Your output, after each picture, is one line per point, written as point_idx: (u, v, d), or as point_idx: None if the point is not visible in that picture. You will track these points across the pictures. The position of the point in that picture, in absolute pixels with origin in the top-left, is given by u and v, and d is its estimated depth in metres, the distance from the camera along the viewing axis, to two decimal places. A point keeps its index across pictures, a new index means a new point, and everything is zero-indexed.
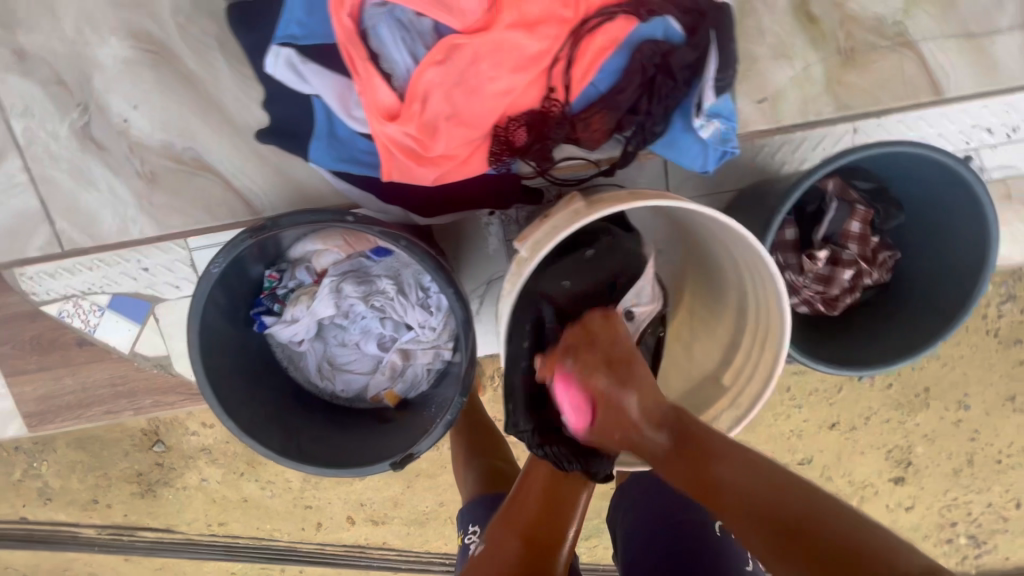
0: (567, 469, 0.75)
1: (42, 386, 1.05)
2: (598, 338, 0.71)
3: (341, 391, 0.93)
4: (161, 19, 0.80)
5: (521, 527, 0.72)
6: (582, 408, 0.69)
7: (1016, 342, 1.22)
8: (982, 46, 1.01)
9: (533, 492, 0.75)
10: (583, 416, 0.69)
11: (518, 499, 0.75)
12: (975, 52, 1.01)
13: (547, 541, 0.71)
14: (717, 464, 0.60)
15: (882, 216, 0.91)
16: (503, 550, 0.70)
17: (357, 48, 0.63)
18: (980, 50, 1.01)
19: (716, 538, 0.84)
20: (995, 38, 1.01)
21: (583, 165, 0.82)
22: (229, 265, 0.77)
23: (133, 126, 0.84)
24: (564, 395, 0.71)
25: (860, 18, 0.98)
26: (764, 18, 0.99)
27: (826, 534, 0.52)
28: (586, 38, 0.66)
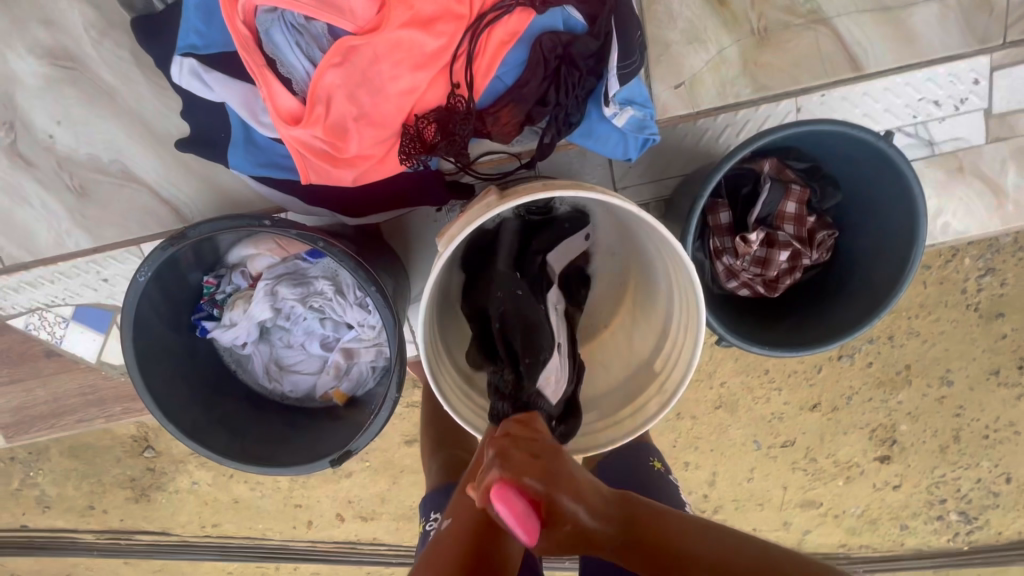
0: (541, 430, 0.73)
1: (16, 398, 1.08)
2: (512, 451, 0.54)
3: (290, 391, 0.95)
4: (73, 35, 0.82)
5: (483, 496, 0.61)
6: (529, 517, 0.49)
7: (998, 315, 1.21)
8: (899, 19, 1.00)
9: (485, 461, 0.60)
10: (528, 527, 0.49)
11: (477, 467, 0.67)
12: (892, 25, 1.00)
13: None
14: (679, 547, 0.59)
15: (820, 195, 0.91)
16: (460, 523, 0.60)
17: (253, 56, 0.64)
18: (897, 23, 1.00)
19: None
20: (912, 11, 1.00)
21: (506, 159, 0.85)
22: (162, 273, 0.80)
23: (58, 141, 0.86)
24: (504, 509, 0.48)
25: None
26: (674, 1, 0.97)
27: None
28: (483, 34, 0.66)
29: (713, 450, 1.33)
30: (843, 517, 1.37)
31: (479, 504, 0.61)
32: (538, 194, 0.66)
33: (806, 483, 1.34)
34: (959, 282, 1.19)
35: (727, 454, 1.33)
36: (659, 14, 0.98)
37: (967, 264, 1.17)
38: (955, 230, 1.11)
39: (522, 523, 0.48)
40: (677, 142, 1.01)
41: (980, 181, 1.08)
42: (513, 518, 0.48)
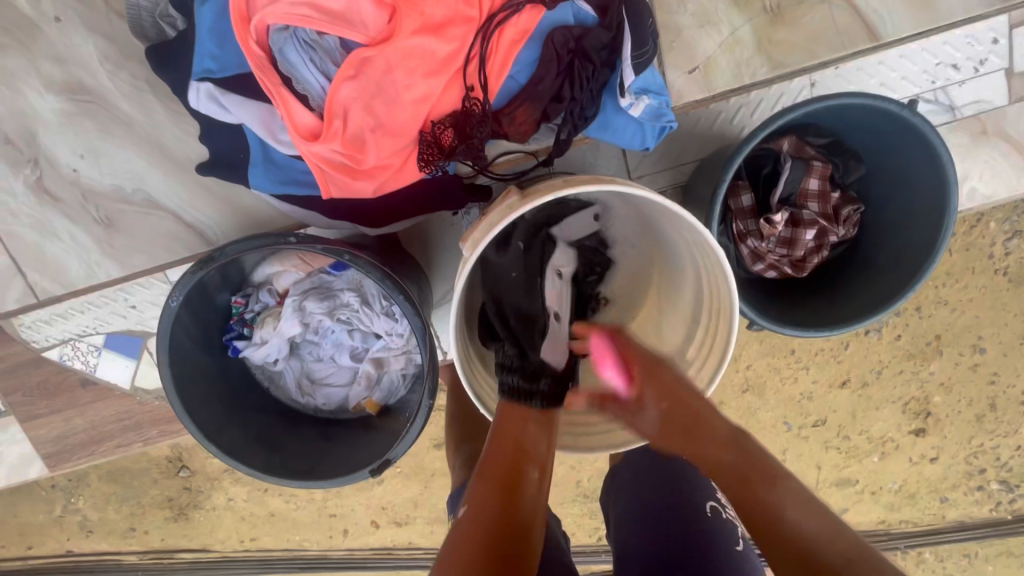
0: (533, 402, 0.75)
1: (56, 428, 1.10)
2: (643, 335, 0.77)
3: (323, 404, 0.96)
4: (90, 68, 0.83)
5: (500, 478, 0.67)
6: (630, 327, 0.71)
7: None
8: None
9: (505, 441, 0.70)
10: None
11: (489, 454, 0.70)
12: None
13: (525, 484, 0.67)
14: None
15: (842, 169, 0.90)
16: (485, 508, 0.64)
17: (268, 76, 0.64)
18: None
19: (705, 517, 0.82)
20: None
21: (522, 158, 0.85)
22: (193, 295, 0.80)
23: (82, 174, 0.87)
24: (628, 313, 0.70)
25: None
26: None
27: None
28: (495, 34, 0.66)
29: None
30: (880, 493, 1.35)
31: (500, 491, 0.66)
32: (562, 192, 0.66)
33: (841, 461, 1.33)
34: (985, 247, 1.16)
35: (758, 437, 1.32)
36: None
37: (993, 228, 1.15)
38: (981, 195, 1.08)
39: (606, 364, 0.81)
40: (691, 127, 0.99)
41: (1006, 143, 1.05)
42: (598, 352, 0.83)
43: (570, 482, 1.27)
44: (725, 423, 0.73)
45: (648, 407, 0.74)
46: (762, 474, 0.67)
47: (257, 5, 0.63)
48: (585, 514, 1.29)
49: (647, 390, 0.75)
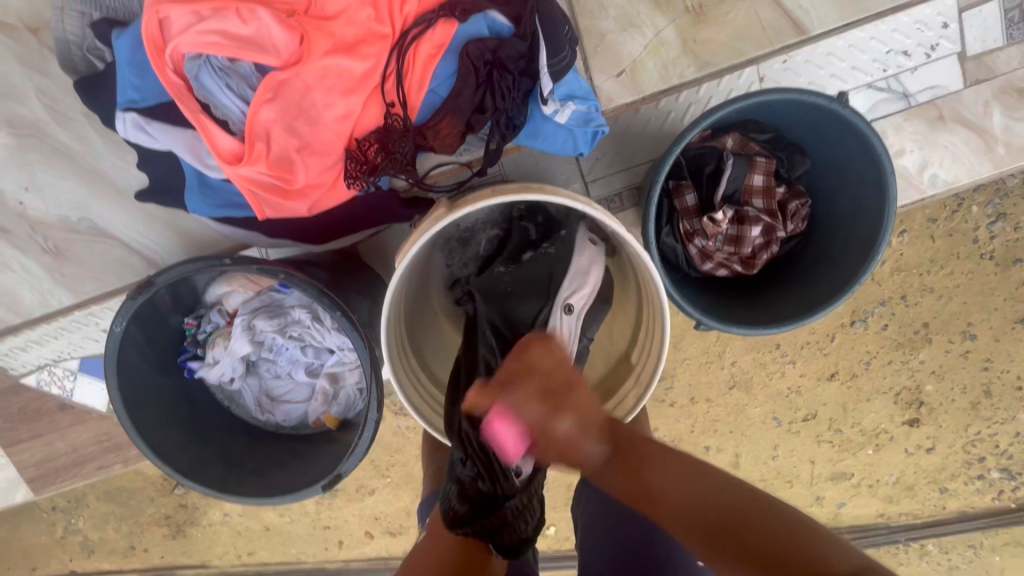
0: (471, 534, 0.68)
1: (39, 452, 1.12)
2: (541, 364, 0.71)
3: (283, 420, 0.97)
4: (28, 104, 0.85)
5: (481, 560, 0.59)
6: (518, 438, 0.69)
7: (1016, 261, 1.16)
8: None
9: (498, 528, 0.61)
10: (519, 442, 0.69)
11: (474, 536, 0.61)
12: None
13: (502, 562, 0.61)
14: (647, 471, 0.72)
15: (788, 164, 0.89)
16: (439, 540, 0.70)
17: (186, 103, 0.65)
18: None
19: None
20: None
21: (458, 169, 0.85)
22: (141, 320, 0.82)
23: (30, 207, 0.89)
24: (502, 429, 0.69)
25: None
26: None
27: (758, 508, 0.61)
28: (409, 49, 0.66)
29: (733, 432, 1.30)
30: (877, 486, 1.33)
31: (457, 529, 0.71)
32: (485, 202, 0.66)
33: (834, 455, 1.31)
34: (969, 232, 1.14)
35: (748, 434, 1.30)
36: (590, 5, 0.95)
37: (975, 212, 1.13)
38: (944, 181, 1.06)
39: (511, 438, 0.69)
40: (641, 127, 0.99)
41: (965, 127, 1.04)
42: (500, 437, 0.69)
43: (562, 486, 1.27)
44: (617, 427, 0.75)
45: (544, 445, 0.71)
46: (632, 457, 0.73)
47: (170, 34, 0.64)
48: None
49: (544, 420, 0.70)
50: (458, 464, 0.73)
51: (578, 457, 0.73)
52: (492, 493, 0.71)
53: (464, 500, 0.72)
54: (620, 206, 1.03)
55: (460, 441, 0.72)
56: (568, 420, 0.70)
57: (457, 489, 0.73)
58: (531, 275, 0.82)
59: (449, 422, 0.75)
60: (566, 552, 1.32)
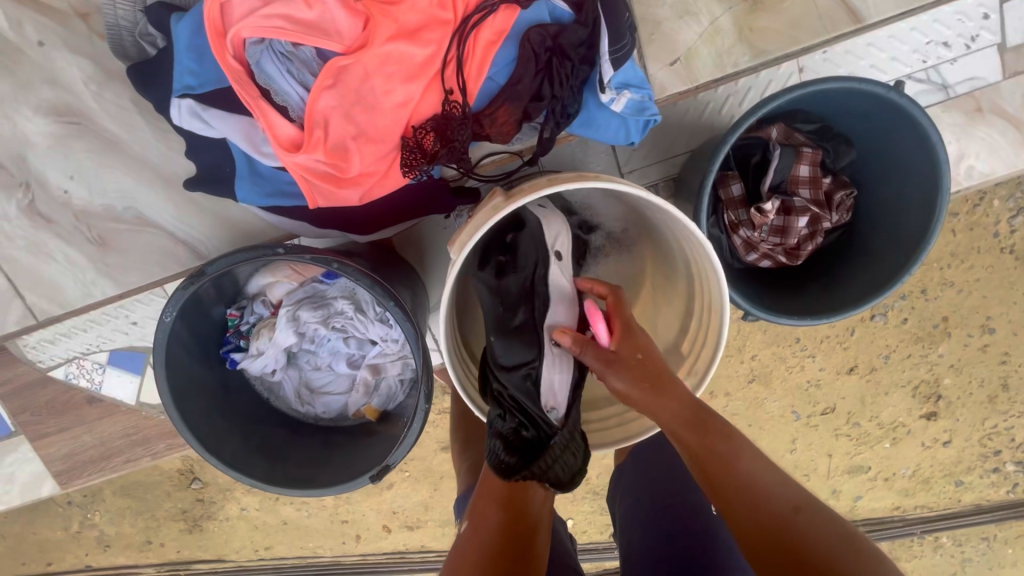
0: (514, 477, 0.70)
1: (66, 445, 1.11)
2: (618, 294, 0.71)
3: (323, 412, 0.96)
4: (76, 90, 0.84)
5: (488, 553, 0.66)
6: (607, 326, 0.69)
7: None
8: None
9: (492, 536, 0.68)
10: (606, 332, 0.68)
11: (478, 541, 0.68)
12: None
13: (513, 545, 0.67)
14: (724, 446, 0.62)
15: (833, 155, 0.89)
16: (482, 522, 0.69)
17: (246, 89, 0.65)
18: None
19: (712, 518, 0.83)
20: None
21: (507, 159, 0.85)
22: (188, 309, 0.81)
23: (74, 196, 0.88)
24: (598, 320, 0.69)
25: None
26: None
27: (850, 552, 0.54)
28: (470, 36, 0.66)
29: (752, 426, 1.30)
30: (894, 479, 1.33)
31: (496, 506, 0.70)
32: (546, 191, 0.65)
33: (851, 448, 1.31)
34: (990, 226, 1.14)
35: (767, 428, 1.30)
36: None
37: (997, 206, 1.13)
38: (980, 173, 1.06)
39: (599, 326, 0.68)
40: (681, 118, 0.98)
41: (1002, 120, 1.04)
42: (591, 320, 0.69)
43: (582, 479, 1.27)
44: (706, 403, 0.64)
45: (626, 367, 0.63)
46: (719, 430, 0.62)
47: (233, 19, 0.63)
48: (596, 510, 1.29)
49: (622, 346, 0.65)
50: (496, 422, 0.73)
51: (665, 412, 0.62)
52: (539, 438, 0.72)
53: (511, 452, 0.71)
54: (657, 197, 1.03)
55: (495, 402, 0.75)
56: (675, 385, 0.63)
57: (503, 443, 0.72)
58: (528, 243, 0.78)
59: (481, 397, 0.76)
60: (582, 546, 1.32)
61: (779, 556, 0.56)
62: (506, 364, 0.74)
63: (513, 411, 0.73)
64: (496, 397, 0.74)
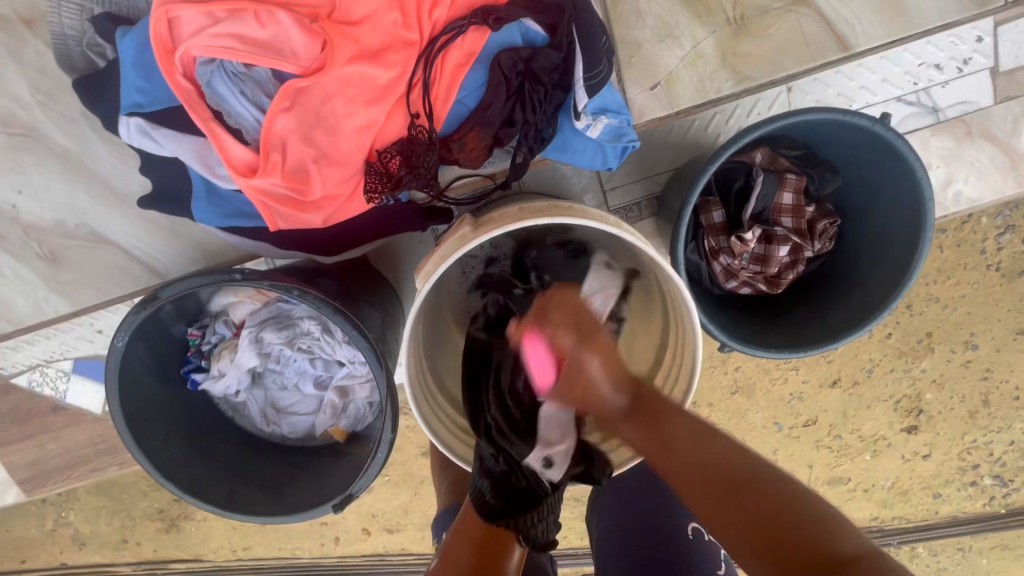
0: (496, 521, 0.71)
1: (29, 453, 1.08)
2: (553, 309, 0.71)
3: (289, 433, 0.93)
4: (23, 102, 0.80)
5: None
6: (546, 362, 0.71)
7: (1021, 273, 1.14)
8: None
9: (462, 559, 0.67)
10: (547, 373, 0.71)
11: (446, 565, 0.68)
12: None
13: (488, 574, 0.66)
14: (668, 422, 0.62)
15: (817, 181, 0.86)
16: (454, 561, 0.68)
17: (197, 111, 0.61)
18: None
19: (688, 542, 0.82)
20: None
21: (481, 181, 0.83)
22: (144, 331, 0.78)
23: (23, 210, 0.84)
24: (531, 351, 0.72)
25: None
26: None
27: (804, 513, 0.50)
28: (437, 58, 0.62)
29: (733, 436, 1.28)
30: (873, 490, 1.32)
31: (469, 547, 0.68)
32: (515, 224, 0.62)
33: (833, 460, 1.30)
34: (978, 242, 1.12)
35: (749, 439, 1.29)
36: (627, 14, 0.92)
37: (985, 224, 1.10)
38: (968, 197, 1.04)
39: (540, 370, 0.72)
40: (664, 137, 0.95)
41: (991, 143, 1.01)
42: (537, 360, 0.72)
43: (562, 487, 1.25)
44: (643, 385, 0.67)
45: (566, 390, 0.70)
46: (656, 412, 0.64)
47: (181, 36, 0.60)
48: (575, 517, 1.27)
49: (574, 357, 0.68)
50: (489, 461, 0.74)
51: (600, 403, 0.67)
52: (529, 491, 0.74)
53: (495, 494, 0.73)
54: (638, 216, 1.00)
55: (489, 438, 0.75)
56: (596, 359, 0.67)
57: (490, 483, 0.73)
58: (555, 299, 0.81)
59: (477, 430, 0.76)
60: (562, 551, 1.31)
61: (737, 512, 0.53)
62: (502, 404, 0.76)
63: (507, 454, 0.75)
64: (490, 433, 0.75)
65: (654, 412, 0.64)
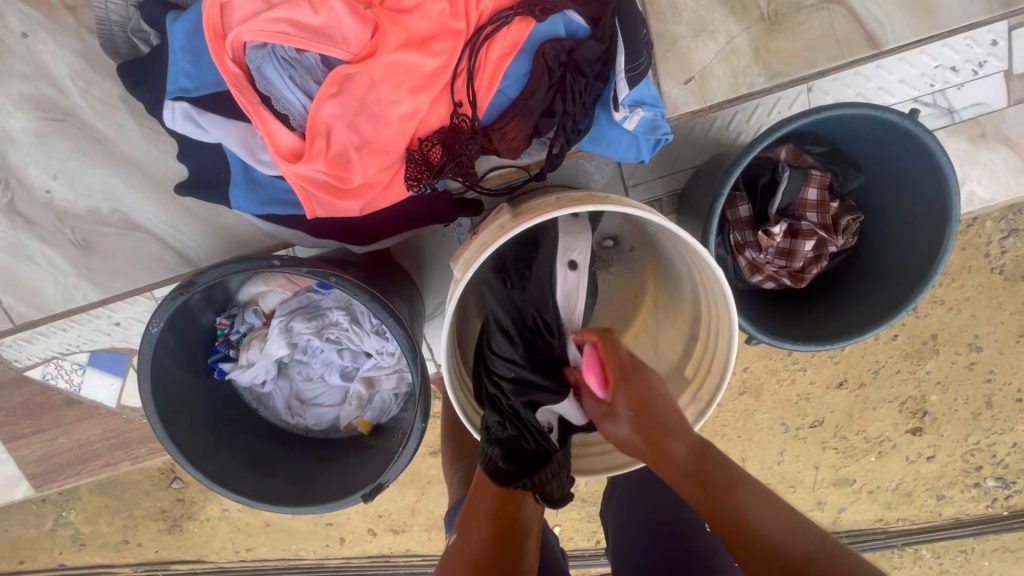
0: (506, 483, 0.67)
1: (40, 448, 1.07)
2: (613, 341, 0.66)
3: (314, 424, 0.93)
4: (64, 87, 0.80)
5: (479, 555, 0.62)
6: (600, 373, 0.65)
7: None
8: None
9: (478, 535, 0.64)
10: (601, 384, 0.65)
11: (463, 542, 0.64)
12: None
13: (512, 542, 0.63)
14: (736, 496, 0.55)
15: (842, 177, 0.87)
16: (471, 537, 0.64)
17: (245, 95, 0.62)
18: None
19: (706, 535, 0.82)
20: None
21: (514, 172, 0.84)
22: (176, 317, 0.78)
23: (56, 196, 0.84)
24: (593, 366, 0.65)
25: None
26: None
27: None
28: (482, 48, 0.63)
29: (741, 436, 1.29)
30: (877, 492, 1.33)
31: (486, 519, 0.65)
32: (556, 212, 0.63)
33: (838, 461, 1.31)
34: (981, 245, 1.14)
35: (756, 440, 1.29)
36: (663, 8, 0.94)
37: (989, 227, 1.12)
38: (980, 199, 1.06)
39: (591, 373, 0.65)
40: (688, 134, 0.97)
41: (1004, 146, 1.03)
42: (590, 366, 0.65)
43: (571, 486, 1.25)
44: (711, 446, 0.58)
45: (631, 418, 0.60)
46: (726, 479, 0.56)
47: (233, 22, 0.61)
48: (583, 517, 1.28)
49: (622, 398, 0.61)
50: (495, 428, 0.72)
51: (664, 455, 0.58)
52: (539, 452, 0.71)
53: (508, 460, 0.69)
54: (660, 212, 1.01)
55: (494, 407, 0.74)
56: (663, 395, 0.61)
57: (501, 450, 0.70)
58: (541, 267, 0.78)
59: (481, 401, 0.75)
60: (568, 552, 1.30)
61: None
62: (505, 373, 0.75)
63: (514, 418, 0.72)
64: (494, 401, 0.74)
65: (717, 479, 0.56)
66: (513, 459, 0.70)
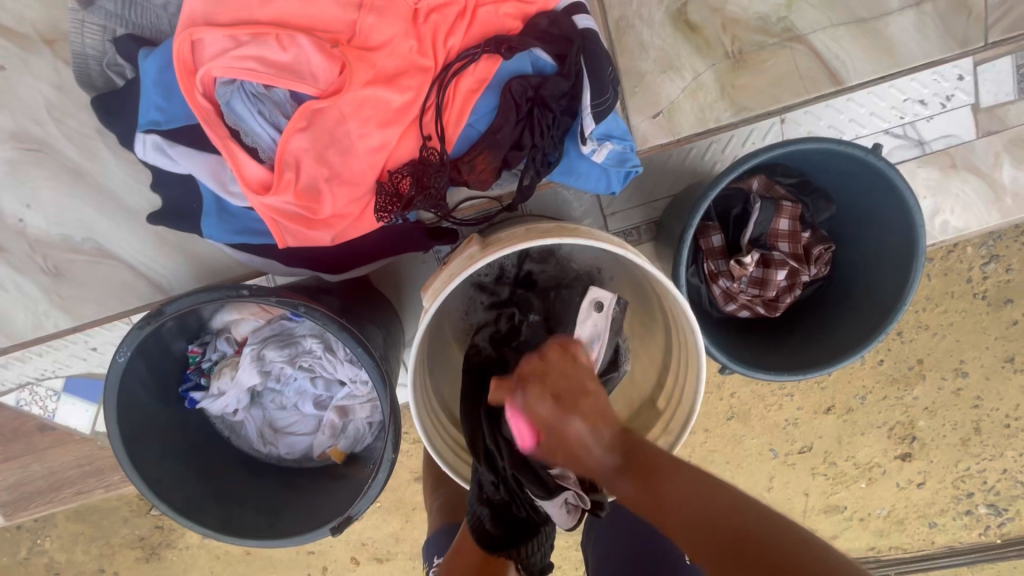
0: (493, 549, 0.68)
1: (13, 474, 1.05)
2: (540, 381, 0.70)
3: (286, 454, 0.91)
4: (39, 118, 0.81)
5: None
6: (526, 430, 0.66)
7: (1008, 302, 1.17)
8: (874, 29, 0.98)
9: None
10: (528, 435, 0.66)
11: None
12: (866, 35, 0.98)
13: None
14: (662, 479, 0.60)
15: (813, 209, 0.89)
16: None
17: (215, 129, 0.63)
18: (872, 33, 0.99)
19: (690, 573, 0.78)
20: (887, 20, 0.99)
21: (485, 204, 0.85)
22: (145, 346, 0.78)
23: (30, 224, 0.85)
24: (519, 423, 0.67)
25: (741, 18, 0.96)
26: (644, 33, 0.96)
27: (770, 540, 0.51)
28: (450, 84, 0.65)
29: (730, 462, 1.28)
30: (869, 519, 1.31)
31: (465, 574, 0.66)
32: (523, 244, 0.63)
33: (829, 487, 1.29)
34: (963, 272, 1.14)
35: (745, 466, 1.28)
36: (632, 45, 0.96)
37: (970, 253, 1.13)
38: (954, 227, 1.07)
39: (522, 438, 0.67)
40: (664, 164, 0.98)
41: (975, 175, 1.05)
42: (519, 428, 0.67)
43: None
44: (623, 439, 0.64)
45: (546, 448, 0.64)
46: (649, 465, 0.62)
47: (203, 58, 0.62)
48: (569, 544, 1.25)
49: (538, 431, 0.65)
50: (488, 487, 0.72)
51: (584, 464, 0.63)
52: (528, 521, 0.72)
53: (495, 521, 0.70)
54: (637, 239, 1.02)
55: (489, 464, 0.72)
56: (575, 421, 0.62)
57: (490, 511, 0.71)
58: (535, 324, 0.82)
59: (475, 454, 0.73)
60: None
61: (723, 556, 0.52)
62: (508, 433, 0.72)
63: (509, 483, 0.72)
64: (490, 458, 0.72)
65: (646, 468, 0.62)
66: (503, 525, 0.70)
